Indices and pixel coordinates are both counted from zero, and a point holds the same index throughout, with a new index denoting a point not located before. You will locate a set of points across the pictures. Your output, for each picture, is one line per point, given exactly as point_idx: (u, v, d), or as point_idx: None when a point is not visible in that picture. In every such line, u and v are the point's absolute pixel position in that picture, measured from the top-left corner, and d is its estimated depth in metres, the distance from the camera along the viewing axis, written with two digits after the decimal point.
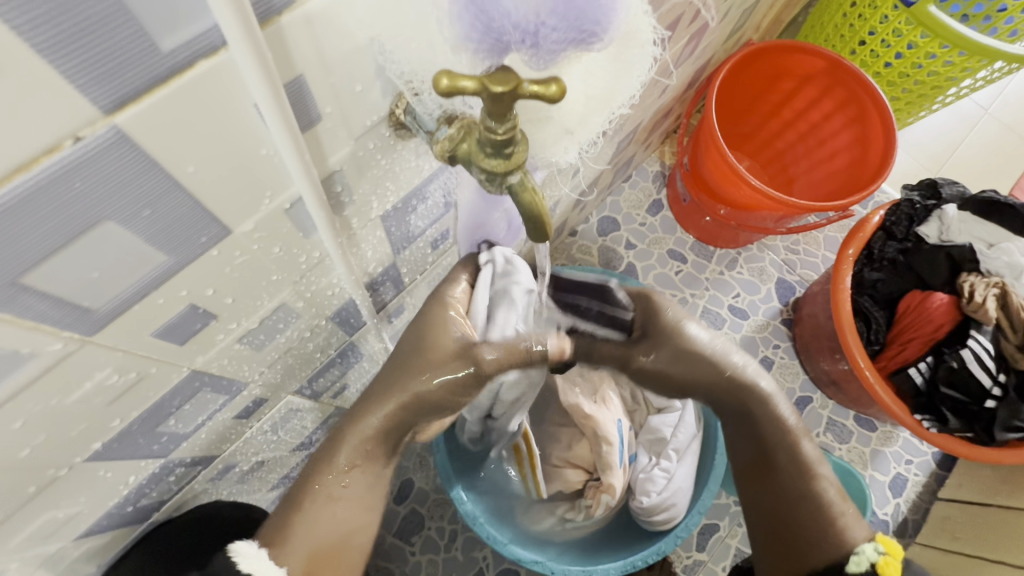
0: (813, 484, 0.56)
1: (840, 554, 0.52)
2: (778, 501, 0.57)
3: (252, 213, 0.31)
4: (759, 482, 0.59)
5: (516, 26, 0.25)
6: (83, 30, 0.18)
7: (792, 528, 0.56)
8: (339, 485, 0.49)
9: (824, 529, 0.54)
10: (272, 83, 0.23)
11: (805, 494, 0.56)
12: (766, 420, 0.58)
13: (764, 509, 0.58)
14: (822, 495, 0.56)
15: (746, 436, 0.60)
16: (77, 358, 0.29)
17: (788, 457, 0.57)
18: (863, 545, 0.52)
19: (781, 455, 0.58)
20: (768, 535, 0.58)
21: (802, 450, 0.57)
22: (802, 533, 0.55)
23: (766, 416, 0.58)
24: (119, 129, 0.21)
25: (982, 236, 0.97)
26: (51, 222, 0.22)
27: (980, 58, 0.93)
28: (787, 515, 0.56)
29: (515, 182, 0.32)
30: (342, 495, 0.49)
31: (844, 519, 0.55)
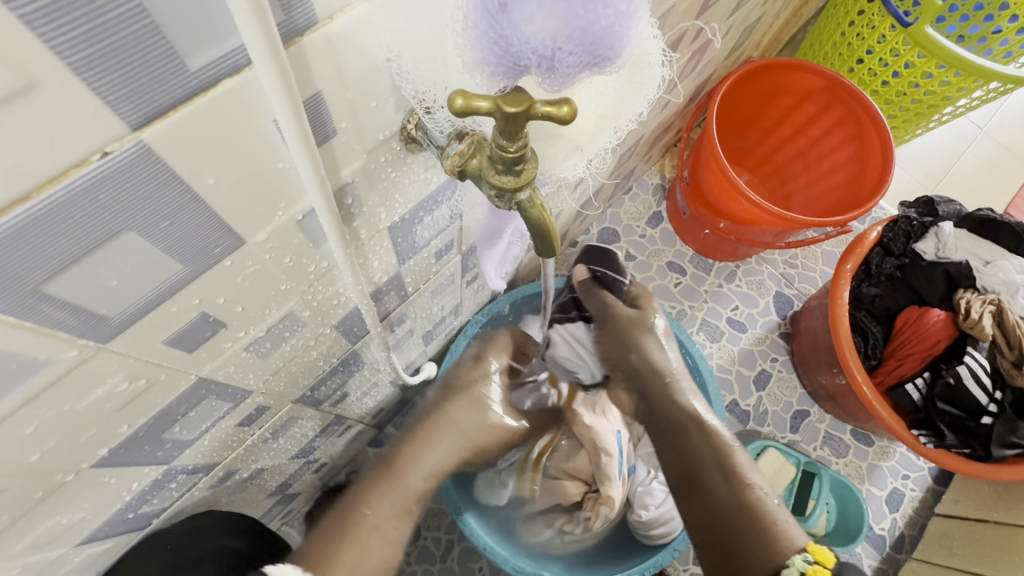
0: (745, 492, 0.56)
1: (773, 563, 0.51)
2: (712, 523, 0.56)
3: (265, 224, 0.31)
4: (697, 494, 0.58)
5: (534, 51, 0.25)
6: (115, 51, 0.18)
7: (733, 539, 0.54)
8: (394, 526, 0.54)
9: (758, 538, 0.53)
10: (293, 100, 0.23)
11: (733, 506, 0.55)
12: (696, 431, 0.61)
13: (706, 537, 0.56)
14: (755, 502, 0.55)
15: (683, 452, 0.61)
16: (90, 365, 0.29)
17: (717, 465, 0.58)
18: (792, 556, 0.51)
19: (715, 476, 0.58)
20: (708, 545, 0.56)
21: (731, 453, 0.59)
22: (740, 542, 0.54)
23: (698, 429, 0.61)
24: (145, 143, 0.21)
25: (978, 252, 0.98)
26: (73, 233, 0.22)
27: (975, 79, 0.95)
28: (725, 520, 0.55)
29: (525, 198, 0.32)
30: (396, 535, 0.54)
31: (780, 526, 0.53)
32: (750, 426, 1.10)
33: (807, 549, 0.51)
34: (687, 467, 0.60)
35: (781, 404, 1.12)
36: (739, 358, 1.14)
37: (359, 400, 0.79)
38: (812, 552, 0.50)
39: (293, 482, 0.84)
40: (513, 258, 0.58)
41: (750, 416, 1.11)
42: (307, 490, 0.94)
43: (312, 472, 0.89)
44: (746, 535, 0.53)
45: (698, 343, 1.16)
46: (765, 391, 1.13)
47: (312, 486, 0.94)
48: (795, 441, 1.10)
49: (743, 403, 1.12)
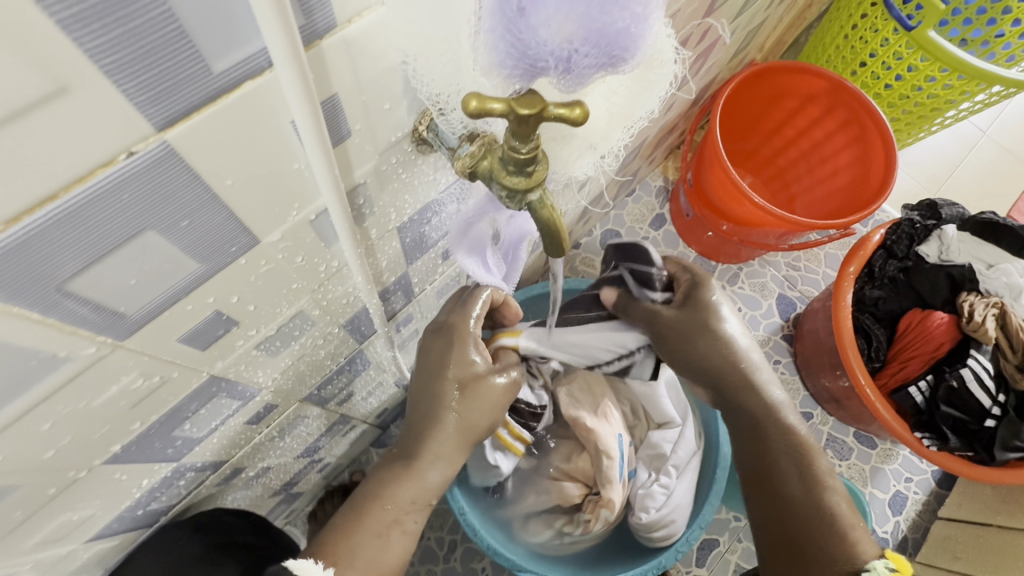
0: (823, 498, 0.55)
1: (849, 566, 0.52)
2: (788, 524, 0.55)
3: (279, 224, 0.32)
4: (771, 492, 0.57)
5: (549, 54, 0.26)
6: (145, 55, 0.19)
7: (812, 543, 0.54)
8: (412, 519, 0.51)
9: (831, 543, 0.53)
10: (312, 102, 0.24)
11: (812, 512, 0.54)
12: (774, 426, 0.58)
13: (782, 536, 0.55)
14: (833, 509, 0.55)
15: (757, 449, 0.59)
16: (107, 362, 0.30)
17: (795, 466, 0.56)
18: (873, 561, 0.52)
19: (794, 479, 0.56)
20: (779, 545, 0.56)
21: (810, 456, 0.57)
22: (818, 548, 0.53)
23: (776, 426, 0.58)
24: (169, 144, 0.22)
25: (981, 255, 0.98)
26: (98, 232, 0.23)
27: (978, 82, 0.95)
28: (802, 523, 0.55)
29: (535, 200, 0.33)
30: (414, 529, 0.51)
31: (854, 533, 0.54)
32: None
33: (883, 556, 0.53)
34: (763, 464, 0.58)
35: None
36: None
37: (364, 400, 0.79)
38: (890, 559, 0.53)
39: (298, 481, 0.84)
40: (507, 256, 0.54)
41: None
42: (311, 490, 0.94)
43: (315, 472, 0.89)
44: (823, 539, 0.53)
45: None
46: None
47: (316, 485, 0.94)
48: None
49: None
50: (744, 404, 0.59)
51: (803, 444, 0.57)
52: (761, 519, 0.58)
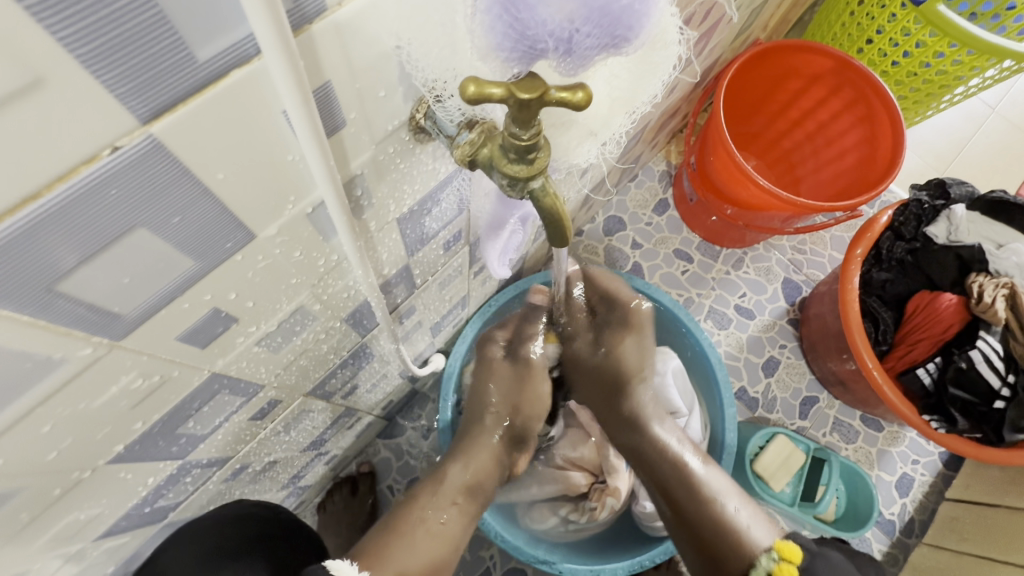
0: (712, 511, 0.63)
1: (746, 561, 0.59)
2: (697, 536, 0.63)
3: (275, 218, 0.31)
4: (681, 523, 0.66)
5: (550, 34, 0.25)
6: (123, 42, 0.18)
7: (714, 548, 0.62)
8: (436, 520, 0.66)
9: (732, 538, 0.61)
10: (303, 90, 0.23)
11: (711, 525, 0.63)
12: (654, 455, 0.71)
13: (695, 547, 0.64)
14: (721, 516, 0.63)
15: (644, 462, 0.72)
16: (106, 362, 0.29)
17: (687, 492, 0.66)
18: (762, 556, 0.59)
19: (687, 504, 0.66)
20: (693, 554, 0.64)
21: (691, 473, 0.68)
22: (717, 547, 0.62)
23: (652, 449, 0.71)
24: (155, 137, 0.21)
25: (991, 235, 0.96)
26: (83, 232, 0.22)
27: (988, 58, 0.92)
28: (703, 534, 0.63)
29: (537, 187, 0.32)
30: (439, 530, 0.66)
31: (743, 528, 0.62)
32: (758, 412, 1.10)
33: (775, 547, 0.59)
34: (660, 489, 0.69)
35: (789, 391, 1.12)
36: (748, 345, 1.14)
37: (368, 392, 0.79)
38: (779, 551, 0.58)
39: (305, 474, 0.85)
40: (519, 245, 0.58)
41: (758, 403, 1.11)
42: (319, 481, 0.95)
43: (322, 464, 0.89)
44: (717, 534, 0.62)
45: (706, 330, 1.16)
46: (774, 377, 1.12)
47: (323, 477, 0.95)
48: (804, 428, 1.10)
49: (751, 390, 1.12)
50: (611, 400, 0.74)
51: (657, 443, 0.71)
52: (675, 530, 0.67)
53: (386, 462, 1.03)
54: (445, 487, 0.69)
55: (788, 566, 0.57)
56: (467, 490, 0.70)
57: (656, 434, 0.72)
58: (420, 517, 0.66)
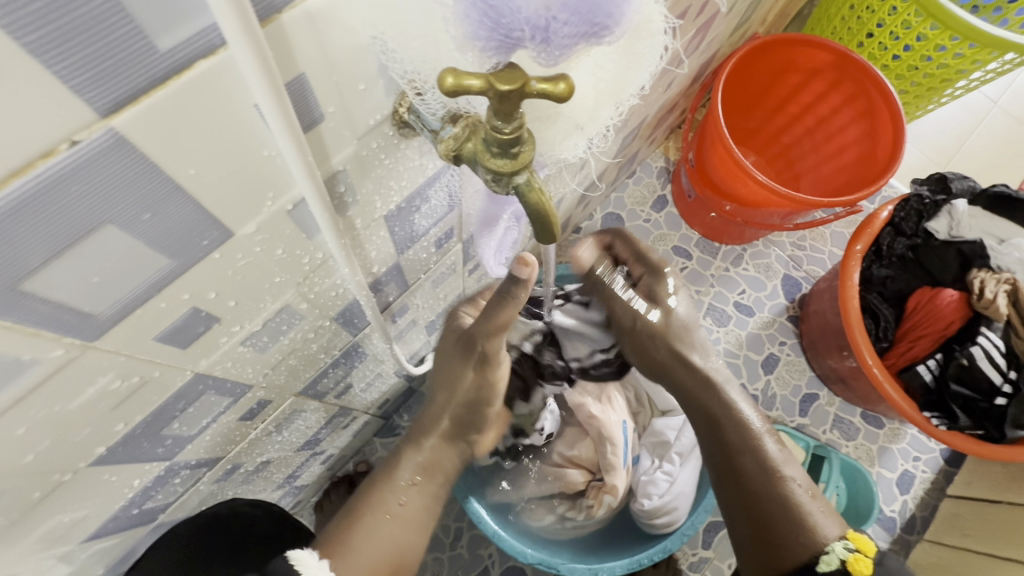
0: (780, 488, 0.58)
1: (809, 552, 0.54)
2: (754, 498, 0.58)
3: (253, 215, 0.30)
4: (732, 482, 0.60)
5: (526, 22, 0.24)
6: (77, 31, 0.17)
7: (773, 534, 0.56)
8: (398, 502, 0.61)
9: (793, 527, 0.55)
10: (274, 83, 0.22)
11: (774, 505, 0.57)
12: (729, 425, 0.62)
13: (749, 526, 0.58)
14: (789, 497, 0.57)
15: (707, 423, 0.64)
16: (80, 363, 0.29)
17: (755, 461, 0.59)
18: (832, 544, 0.53)
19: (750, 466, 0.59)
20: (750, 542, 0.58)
21: (763, 445, 0.60)
22: (776, 534, 0.56)
23: (731, 420, 0.62)
24: (118, 131, 0.20)
25: (993, 230, 0.95)
26: (46, 229, 0.21)
27: (989, 50, 0.91)
28: (762, 507, 0.58)
29: (522, 182, 0.31)
30: (400, 512, 0.60)
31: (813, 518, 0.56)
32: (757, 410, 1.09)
33: (844, 537, 0.54)
34: (722, 457, 0.62)
35: (789, 388, 1.11)
36: (747, 342, 1.13)
37: (363, 392, 0.78)
38: (851, 541, 0.53)
39: (301, 473, 0.85)
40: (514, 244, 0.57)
41: (758, 401, 1.10)
42: (315, 481, 0.94)
43: (318, 464, 0.89)
44: (781, 522, 0.56)
45: (705, 328, 1.15)
46: (774, 374, 1.12)
47: (320, 477, 0.95)
48: (804, 425, 1.09)
49: (750, 387, 1.11)
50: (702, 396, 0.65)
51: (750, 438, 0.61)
52: (731, 508, 0.61)
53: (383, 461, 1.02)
54: (402, 467, 0.63)
55: (862, 558, 0.51)
56: (426, 469, 0.64)
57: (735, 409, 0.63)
58: (379, 499, 0.60)
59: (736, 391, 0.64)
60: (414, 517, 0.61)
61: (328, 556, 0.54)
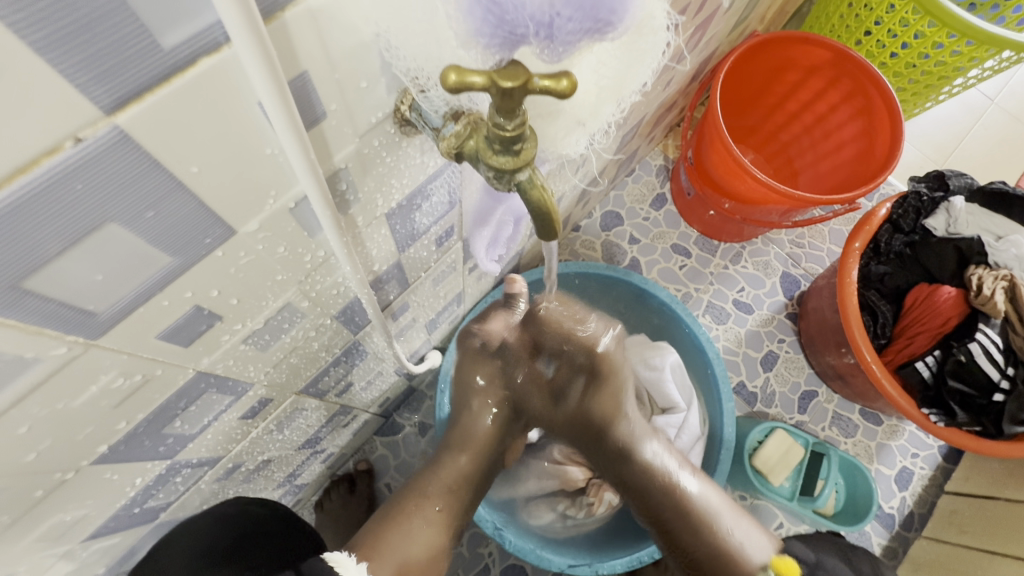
0: (711, 540, 0.68)
1: (740, 574, 0.66)
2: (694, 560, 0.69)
3: (256, 213, 0.30)
4: (681, 552, 0.70)
5: (530, 17, 0.24)
6: (80, 28, 0.17)
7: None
8: (433, 509, 0.65)
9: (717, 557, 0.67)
10: (277, 81, 0.22)
11: (708, 553, 0.68)
12: (656, 489, 0.70)
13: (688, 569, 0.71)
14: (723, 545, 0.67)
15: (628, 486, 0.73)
16: (82, 362, 0.29)
17: (683, 524, 0.69)
18: (759, 574, 0.65)
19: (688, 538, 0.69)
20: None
21: (691, 508, 0.69)
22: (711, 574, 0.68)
23: (657, 486, 0.70)
24: (121, 129, 0.20)
25: (990, 227, 0.96)
26: (49, 226, 0.21)
27: (987, 48, 0.91)
28: (693, 553, 0.69)
29: (524, 179, 0.31)
30: (436, 518, 0.65)
31: (737, 540, 0.68)
32: (757, 407, 1.09)
33: (773, 566, 0.65)
34: (659, 526, 0.71)
35: (788, 385, 1.11)
36: (746, 340, 1.13)
37: (364, 390, 0.78)
38: (775, 567, 0.65)
39: (301, 472, 0.85)
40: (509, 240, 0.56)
41: (757, 398, 1.10)
42: (315, 480, 0.94)
43: (319, 463, 0.89)
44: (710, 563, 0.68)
45: (704, 325, 1.15)
46: (773, 372, 1.12)
47: (320, 475, 0.95)
48: (803, 422, 1.09)
49: (749, 384, 1.11)
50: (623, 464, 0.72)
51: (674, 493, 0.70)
52: (672, 554, 0.71)
53: (383, 460, 1.03)
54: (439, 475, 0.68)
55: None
56: (463, 479, 0.68)
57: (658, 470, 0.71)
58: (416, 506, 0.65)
59: (651, 442, 0.73)
60: (446, 524, 0.66)
61: (366, 558, 0.59)
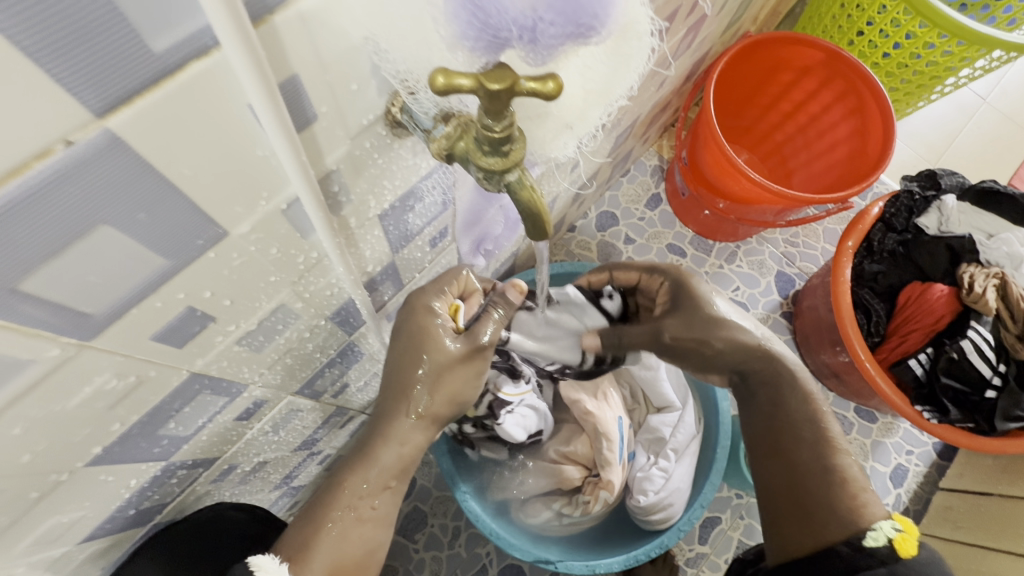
0: (836, 462, 0.57)
1: (856, 527, 0.52)
2: (806, 480, 0.57)
3: (249, 215, 0.30)
4: (784, 459, 0.59)
5: (513, 21, 0.25)
6: (69, 32, 0.17)
7: (819, 500, 0.55)
8: (368, 506, 0.55)
9: (836, 489, 0.55)
10: (267, 83, 0.22)
11: (819, 473, 0.56)
12: (796, 397, 0.61)
13: (787, 491, 0.58)
14: (844, 471, 0.56)
15: (768, 402, 0.62)
16: (77, 363, 0.29)
17: (815, 435, 0.58)
18: (880, 522, 0.52)
19: (810, 451, 0.58)
20: (787, 512, 0.57)
21: (829, 429, 0.59)
22: (827, 505, 0.54)
23: (796, 393, 0.61)
24: (114, 132, 0.21)
25: (981, 225, 0.97)
26: (44, 229, 0.22)
27: (978, 48, 0.92)
28: (810, 478, 0.56)
29: (514, 180, 0.31)
30: (371, 515, 0.55)
31: (865, 493, 0.55)
32: None
33: (891, 517, 0.52)
34: (780, 431, 0.60)
35: None
36: None
37: (359, 392, 0.78)
38: (898, 522, 0.52)
39: (298, 474, 0.85)
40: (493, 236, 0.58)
41: None
42: (313, 481, 0.94)
43: (316, 464, 0.89)
44: (827, 494, 0.55)
45: None
46: None
47: (317, 477, 0.95)
48: None
49: None
50: (766, 365, 0.62)
51: (817, 409, 0.60)
52: (773, 484, 0.59)
53: None
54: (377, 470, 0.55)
55: (907, 538, 0.50)
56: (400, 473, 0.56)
57: (805, 383, 0.62)
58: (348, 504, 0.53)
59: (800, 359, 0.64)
60: (384, 517, 0.56)
61: (289, 559, 0.51)
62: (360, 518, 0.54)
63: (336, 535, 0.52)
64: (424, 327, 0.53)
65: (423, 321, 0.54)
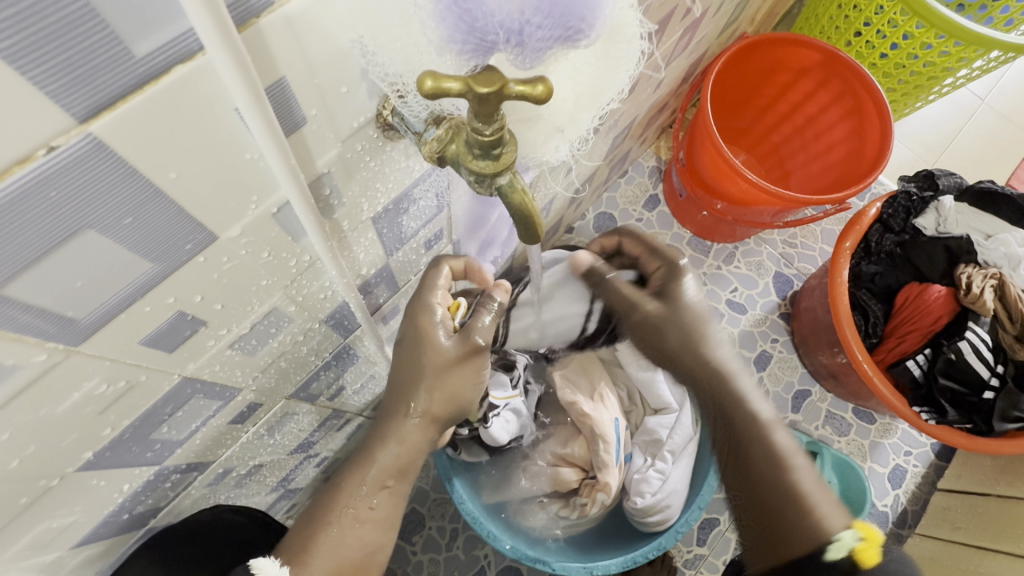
0: (787, 479, 0.57)
1: (817, 543, 0.53)
2: (767, 505, 0.58)
3: (238, 219, 0.30)
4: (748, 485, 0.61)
5: (500, 25, 0.24)
6: (49, 37, 0.17)
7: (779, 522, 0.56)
8: (368, 506, 0.54)
9: (794, 510, 0.56)
10: (253, 88, 0.22)
11: (776, 490, 0.58)
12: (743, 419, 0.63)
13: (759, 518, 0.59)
14: (798, 488, 0.57)
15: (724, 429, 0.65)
16: (64, 368, 0.29)
17: (764, 456, 0.60)
18: (838, 535, 0.52)
19: (764, 474, 0.59)
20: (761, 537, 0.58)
21: (778, 447, 0.60)
22: (785, 527, 0.55)
23: (742, 416, 0.63)
24: (96, 137, 0.20)
25: (978, 226, 0.97)
26: (26, 234, 0.22)
27: (975, 48, 0.92)
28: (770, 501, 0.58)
29: (504, 183, 0.31)
30: (369, 516, 0.54)
31: (822, 508, 0.55)
32: None
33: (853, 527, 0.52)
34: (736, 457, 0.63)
35: (781, 384, 1.12)
36: (740, 340, 1.14)
37: (356, 394, 0.78)
38: (857, 531, 0.51)
39: (295, 477, 0.84)
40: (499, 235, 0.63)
41: None
42: (310, 484, 0.94)
43: (313, 467, 0.89)
44: (786, 515, 0.56)
45: None
46: (766, 371, 1.12)
47: (314, 480, 0.95)
48: (797, 421, 1.09)
49: None
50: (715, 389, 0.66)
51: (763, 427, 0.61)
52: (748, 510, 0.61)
53: None
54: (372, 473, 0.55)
55: (869, 545, 0.50)
56: (399, 472, 0.56)
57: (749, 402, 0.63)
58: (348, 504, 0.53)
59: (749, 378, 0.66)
60: (384, 518, 0.55)
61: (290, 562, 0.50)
62: (358, 518, 0.53)
63: (335, 537, 0.52)
64: (423, 327, 0.53)
65: (420, 322, 0.54)
